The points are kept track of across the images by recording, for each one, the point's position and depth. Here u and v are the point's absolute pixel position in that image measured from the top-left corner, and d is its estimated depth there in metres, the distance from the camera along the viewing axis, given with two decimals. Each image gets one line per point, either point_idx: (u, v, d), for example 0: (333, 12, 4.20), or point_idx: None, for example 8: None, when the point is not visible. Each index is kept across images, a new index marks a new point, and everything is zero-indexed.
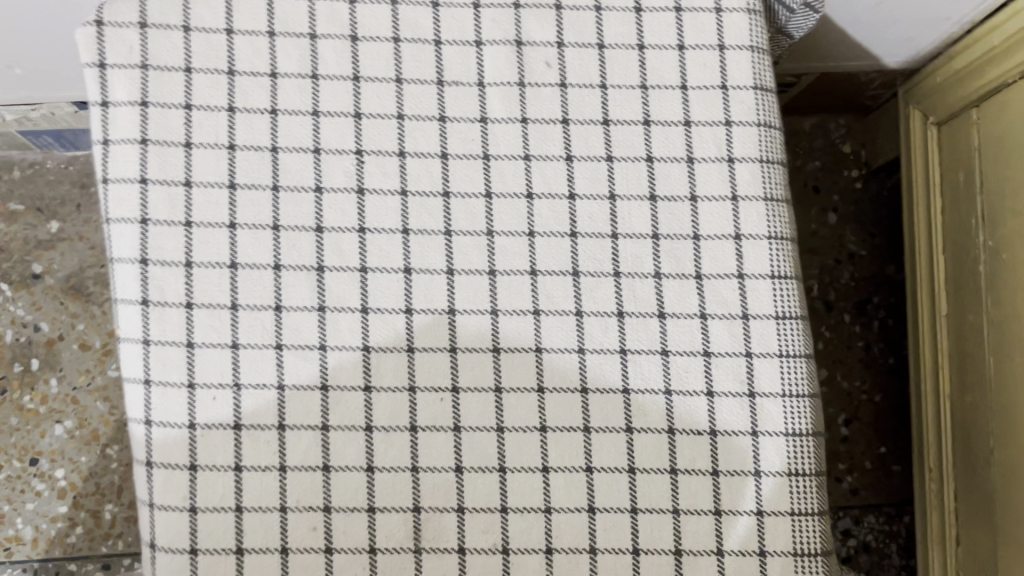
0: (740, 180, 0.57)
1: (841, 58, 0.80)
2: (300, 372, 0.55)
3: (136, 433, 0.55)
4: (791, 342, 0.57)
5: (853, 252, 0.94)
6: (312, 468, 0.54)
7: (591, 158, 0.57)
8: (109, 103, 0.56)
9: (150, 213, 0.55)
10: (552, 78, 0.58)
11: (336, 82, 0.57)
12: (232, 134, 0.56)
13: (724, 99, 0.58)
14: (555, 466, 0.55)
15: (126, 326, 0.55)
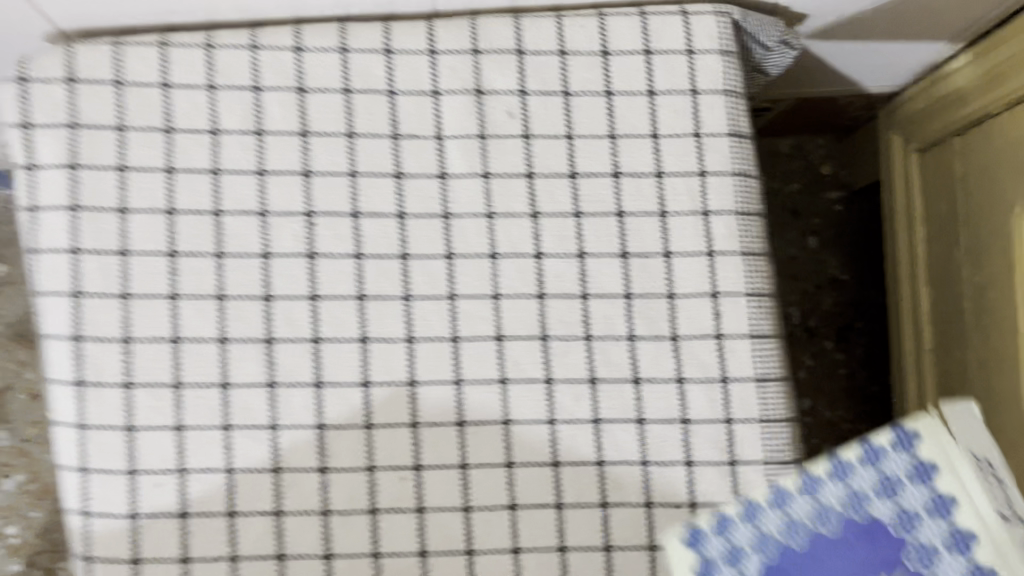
0: (717, 234, 0.54)
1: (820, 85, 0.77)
2: (251, 455, 0.51)
3: (75, 524, 0.51)
4: (774, 406, 0.53)
5: (833, 276, 0.91)
6: (267, 556, 0.51)
7: (559, 215, 0.54)
8: (35, 166, 0.52)
9: (84, 286, 0.51)
10: (515, 129, 0.54)
11: (282, 138, 0.53)
12: (171, 197, 0.52)
13: (698, 148, 0.55)
14: (526, 546, 0.52)
15: (61, 408, 0.51)
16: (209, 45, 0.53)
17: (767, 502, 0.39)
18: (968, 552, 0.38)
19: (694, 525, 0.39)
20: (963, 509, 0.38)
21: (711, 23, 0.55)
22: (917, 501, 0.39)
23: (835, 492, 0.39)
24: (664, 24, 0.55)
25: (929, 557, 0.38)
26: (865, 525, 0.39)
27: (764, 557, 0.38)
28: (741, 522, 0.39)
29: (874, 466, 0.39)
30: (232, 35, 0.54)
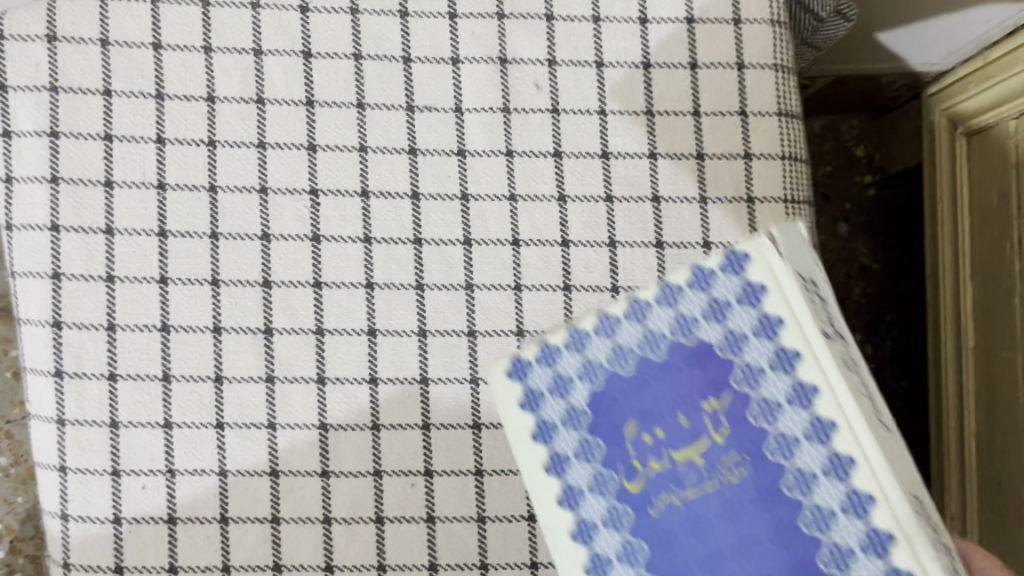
0: (762, 224, 0.49)
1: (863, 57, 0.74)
2: (246, 456, 0.46)
3: (52, 528, 0.46)
4: None
5: (864, 265, 0.85)
6: (262, 568, 0.46)
7: (589, 198, 0.49)
8: (12, 133, 0.46)
9: (64, 266, 0.46)
10: (543, 103, 0.49)
11: (285, 107, 0.48)
12: (162, 171, 0.47)
13: (743, 128, 0.49)
14: (545, 561, 0.47)
15: (37, 401, 0.46)
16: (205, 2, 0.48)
17: (611, 318, 0.32)
18: (802, 404, 0.31)
19: (516, 354, 0.32)
20: (809, 364, 0.31)
21: None
22: (767, 323, 0.31)
23: (665, 317, 0.32)
24: None
25: (762, 406, 0.31)
26: (693, 349, 0.32)
27: (593, 386, 0.32)
28: (588, 339, 0.32)
29: (705, 292, 0.32)
30: None
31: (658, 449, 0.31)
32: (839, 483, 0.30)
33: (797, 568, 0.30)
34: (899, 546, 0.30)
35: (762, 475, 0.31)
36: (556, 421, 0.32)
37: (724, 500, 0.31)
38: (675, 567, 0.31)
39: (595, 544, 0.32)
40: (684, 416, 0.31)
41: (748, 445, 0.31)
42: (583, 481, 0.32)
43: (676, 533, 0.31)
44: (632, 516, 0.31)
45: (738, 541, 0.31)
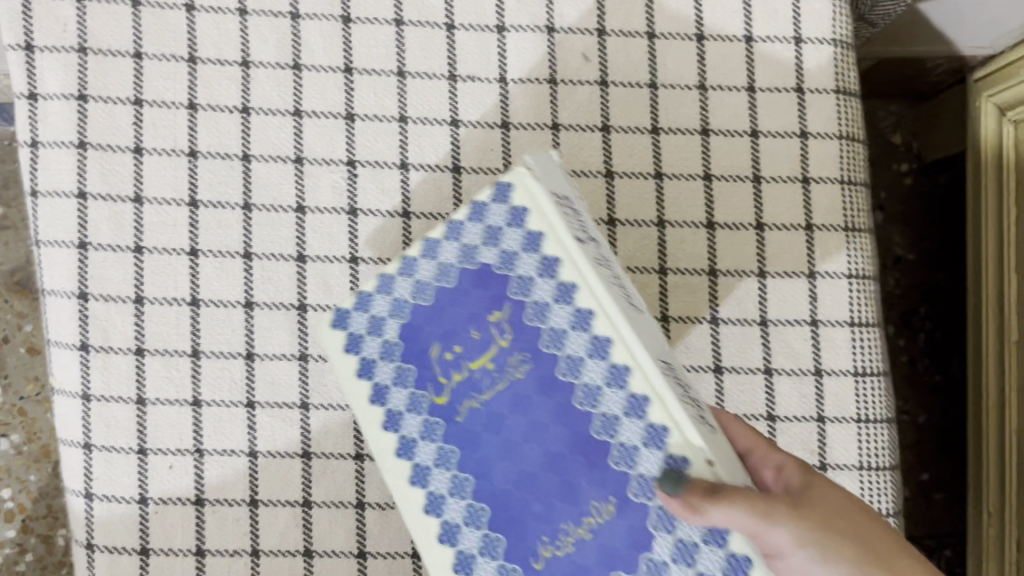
0: (817, 206, 0.47)
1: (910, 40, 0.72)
2: (277, 436, 0.45)
3: (75, 508, 0.44)
4: (872, 405, 0.47)
5: (898, 256, 0.83)
6: (292, 553, 0.45)
7: (638, 175, 0.47)
8: (38, 95, 0.44)
9: (91, 236, 0.44)
10: (592, 75, 0.47)
11: (322, 74, 0.46)
12: (193, 138, 0.45)
13: (799, 106, 0.47)
14: None
15: (60, 376, 0.44)
16: None
17: (411, 257, 0.35)
18: (566, 300, 0.33)
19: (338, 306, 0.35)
20: (585, 285, 0.33)
21: None
22: (530, 239, 0.34)
23: (453, 251, 0.34)
24: None
25: (535, 307, 0.33)
26: (478, 272, 0.34)
27: (402, 320, 0.34)
28: (392, 280, 0.34)
29: (481, 224, 0.34)
30: None
31: (456, 362, 0.33)
32: (620, 392, 0.32)
33: (577, 446, 0.32)
34: (657, 408, 0.31)
35: (542, 365, 0.33)
36: (375, 354, 0.34)
37: (513, 395, 0.33)
38: (481, 464, 0.33)
39: (416, 457, 0.33)
40: (474, 329, 0.34)
41: (528, 343, 0.33)
42: (402, 405, 0.34)
43: (478, 433, 0.33)
44: (443, 426, 0.33)
45: (528, 428, 0.33)
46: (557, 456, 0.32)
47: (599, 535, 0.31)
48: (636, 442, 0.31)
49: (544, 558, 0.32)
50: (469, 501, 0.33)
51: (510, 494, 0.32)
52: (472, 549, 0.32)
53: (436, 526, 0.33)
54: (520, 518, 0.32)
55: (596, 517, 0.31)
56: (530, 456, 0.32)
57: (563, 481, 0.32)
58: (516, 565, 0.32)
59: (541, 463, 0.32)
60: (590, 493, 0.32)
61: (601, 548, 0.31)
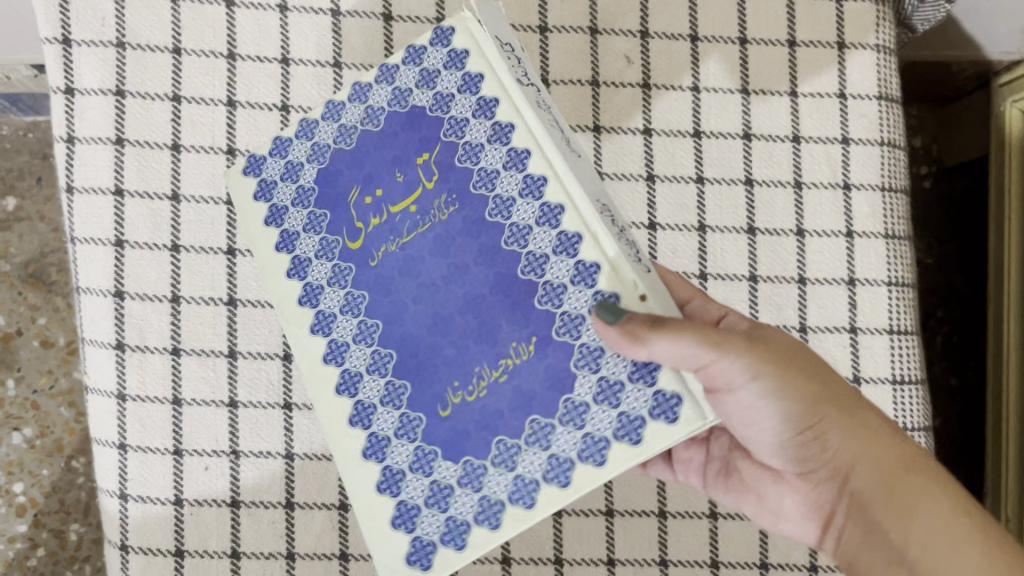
0: (857, 212, 0.47)
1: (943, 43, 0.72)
2: (314, 438, 0.44)
3: (109, 508, 0.44)
4: (911, 414, 0.47)
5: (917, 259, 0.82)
6: (328, 556, 0.44)
7: (679, 179, 0.46)
8: (76, 91, 0.44)
9: (128, 233, 0.44)
10: (634, 76, 0.47)
11: (362, 73, 0.45)
12: (232, 136, 0.44)
13: (842, 111, 0.47)
14: (622, 558, 0.45)
15: (96, 374, 0.44)
16: None
17: (336, 104, 0.36)
18: (501, 141, 0.33)
19: (254, 152, 0.36)
20: (508, 114, 0.33)
21: None
22: (468, 81, 0.34)
23: (382, 94, 0.35)
24: None
25: (467, 148, 0.33)
26: (407, 115, 0.35)
27: (321, 165, 0.36)
28: (315, 126, 0.36)
29: (416, 66, 0.35)
30: None
31: (377, 206, 0.34)
32: (550, 228, 0.32)
33: (498, 287, 0.32)
34: (587, 244, 0.31)
35: (467, 207, 0.33)
36: (288, 200, 0.36)
37: (434, 237, 0.33)
38: (393, 308, 0.34)
39: (321, 303, 0.35)
40: (399, 171, 0.34)
41: (454, 184, 0.33)
42: (311, 250, 0.35)
43: (391, 274, 0.34)
44: (355, 270, 0.34)
45: (447, 270, 0.33)
46: (477, 297, 0.32)
47: (515, 378, 0.32)
48: (563, 280, 0.32)
49: (452, 404, 0.32)
50: (374, 347, 0.34)
51: (421, 338, 0.33)
52: (374, 398, 0.33)
53: (336, 373, 0.34)
54: (427, 360, 0.33)
55: (512, 355, 0.32)
56: (447, 299, 0.33)
57: (479, 323, 0.32)
58: (419, 414, 0.33)
59: (458, 304, 0.33)
60: (508, 332, 0.32)
61: (516, 390, 0.32)
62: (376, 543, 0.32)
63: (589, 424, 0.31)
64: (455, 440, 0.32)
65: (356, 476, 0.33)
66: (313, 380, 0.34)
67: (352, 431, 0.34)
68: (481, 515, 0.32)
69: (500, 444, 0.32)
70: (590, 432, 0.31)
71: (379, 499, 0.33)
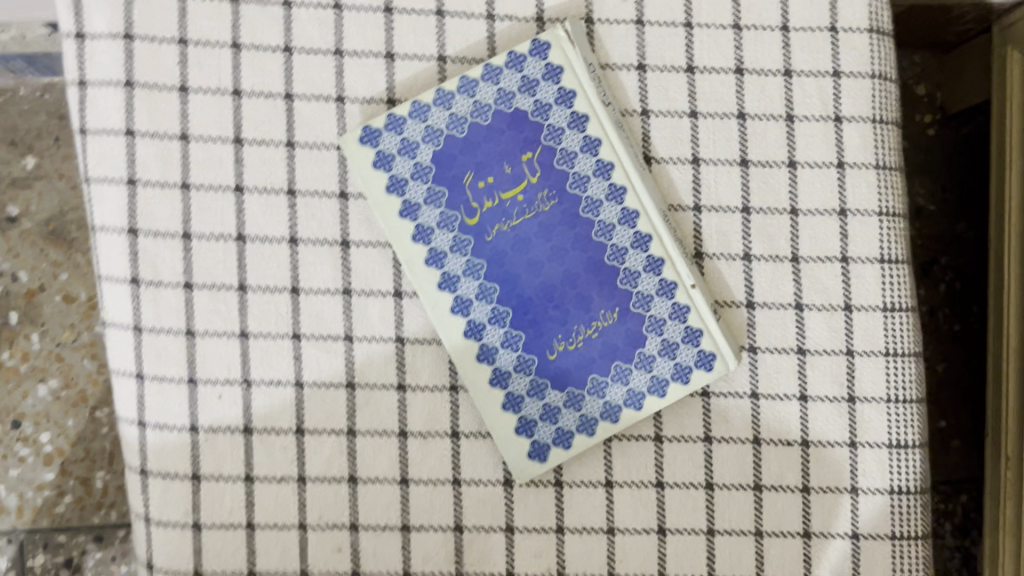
0: (848, 143, 0.48)
1: None
2: (322, 367, 0.46)
3: (129, 436, 0.46)
4: (899, 339, 0.48)
5: (920, 206, 0.85)
6: (337, 480, 0.46)
7: (672, 114, 0.47)
8: (86, 35, 0.45)
9: (139, 172, 0.45)
10: (628, 14, 0.47)
11: (363, 14, 0.46)
12: (237, 77, 0.46)
13: (833, 44, 0.48)
14: (620, 480, 0.47)
15: (112, 309, 0.46)
16: None
17: (446, 94, 0.45)
18: (591, 152, 0.46)
19: (371, 125, 0.45)
20: (593, 123, 0.46)
21: None
22: (563, 95, 0.46)
23: (488, 90, 0.45)
24: None
25: (564, 153, 0.46)
26: (512, 114, 0.46)
27: (436, 147, 0.45)
28: (428, 110, 0.45)
29: (519, 72, 0.46)
30: None
31: (490, 191, 0.45)
32: (630, 227, 0.46)
33: (591, 267, 0.46)
34: (656, 243, 0.46)
35: (565, 203, 0.46)
36: (407, 173, 0.45)
37: (540, 223, 0.45)
38: (506, 276, 0.45)
39: (446, 266, 0.45)
40: (508, 164, 0.45)
41: (554, 183, 0.46)
42: (432, 221, 0.45)
43: (507, 249, 0.45)
44: (473, 242, 0.45)
45: (551, 251, 0.45)
46: (575, 275, 0.46)
47: (604, 334, 0.46)
48: (639, 268, 0.46)
49: (558, 350, 0.45)
50: (493, 306, 0.45)
51: (532, 301, 0.45)
52: (496, 342, 0.45)
53: (464, 323, 0.45)
54: (539, 319, 0.45)
55: (602, 321, 0.46)
56: (553, 274, 0.45)
57: (579, 294, 0.46)
58: (533, 355, 0.45)
59: (562, 279, 0.45)
60: (600, 303, 0.46)
61: (604, 343, 0.46)
62: (505, 447, 0.45)
63: (656, 369, 0.46)
64: (561, 376, 0.46)
65: (484, 399, 0.45)
66: (445, 327, 0.45)
67: (480, 364, 0.45)
68: (582, 426, 0.46)
69: (594, 379, 0.46)
70: (656, 374, 0.46)
71: (506, 415, 0.46)
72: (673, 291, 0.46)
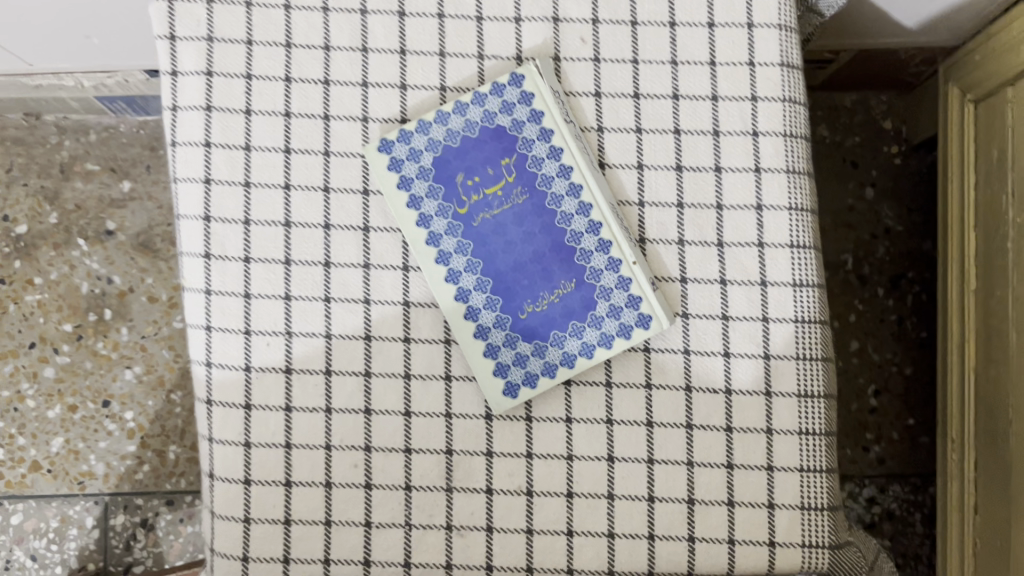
0: (764, 153, 0.60)
1: (876, 35, 0.83)
2: (346, 322, 0.59)
3: (199, 375, 0.60)
4: (807, 308, 0.60)
5: (889, 227, 0.96)
6: (356, 411, 0.59)
7: (621, 130, 0.60)
8: (178, 73, 0.60)
9: (213, 173, 0.60)
10: (587, 53, 0.61)
11: (384, 55, 0.61)
12: (288, 102, 0.61)
13: (751, 76, 0.61)
14: (577, 417, 0.59)
15: (190, 277, 0.60)
16: None
17: (444, 114, 0.59)
18: (556, 159, 0.59)
19: (387, 138, 0.59)
20: (557, 137, 0.59)
21: None
22: (534, 114, 0.59)
23: (476, 111, 0.59)
24: None
25: (534, 159, 0.59)
26: (494, 130, 0.59)
27: (435, 154, 0.59)
28: (430, 127, 0.59)
29: (499, 97, 0.59)
30: None
31: (476, 188, 0.59)
32: (585, 217, 0.59)
33: (554, 248, 0.59)
34: (606, 229, 0.58)
35: (535, 198, 0.59)
36: (413, 174, 0.59)
37: (515, 213, 0.59)
38: (488, 253, 0.59)
39: (441, 245, 0.59)
40: (491, 168, 0.59)
41: (526, 182, 0.59)
42: (432, 210, 0.59)
43: (489, 232, 0.59)
44: (463, 227, 0.59)
45: (523, 234, 0.59)
46: (542, 253, 0.59)
47: (563, 299, 0.58)
48: (592, 248, 0.58)
49: (528, 311, 0.58)
50: (478, 276, 0.59)
51: (508, 273, 0.59)
52: (479, 304, 0.58)
53: (454, 289, 0.58)
54: (513, 287, 0.58)
55: (563, 289, 0.58)
56: (524, 252, 0.59)
57: (544, 268, 0.59)
58: (508, 315, 0.58)
59: (531, 256, 0.59)
60: (561, 275, 0.58)
61: (564, 306, 0.58)
62: (485, 386, 0.58)
63: (604, 327, 0.58)
64: (529, 331, 0.58)
65: (469, 348, 0.58)
66: (439, 292, 0.59)
67: (466, 321, 0.58)
68: (546, 371, 0.58)
69: (555, 334, 0.58)
70: (605, 331, 0.58)
71: (485, 361, 0.58)
72: (618, 266, 0.58)
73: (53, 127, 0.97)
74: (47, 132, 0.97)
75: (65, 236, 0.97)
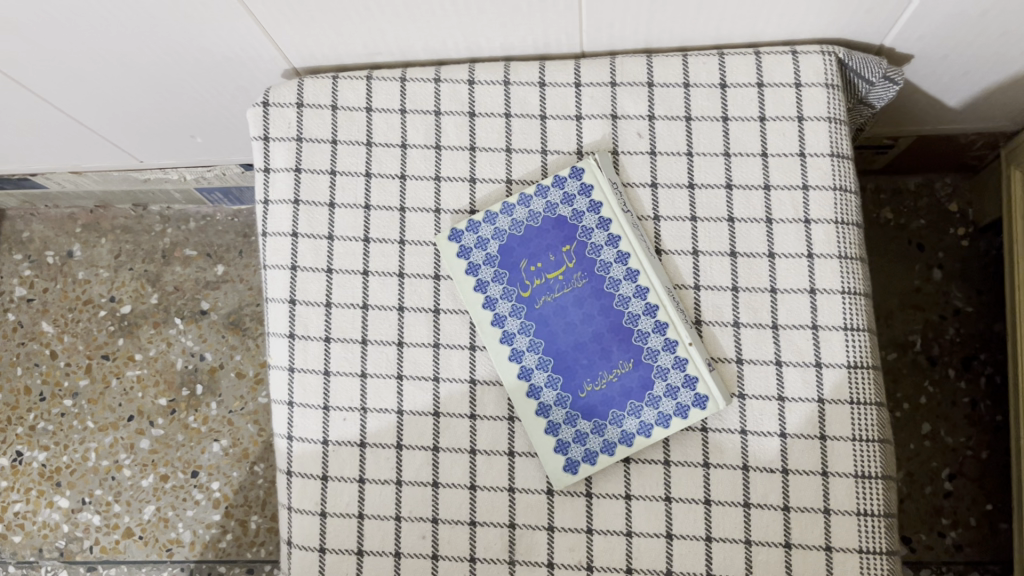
0: (816, 239, 0.63)
1: (933, 122, 0.85)
2: (416, 399, 0.63)
3: (281, 446, 0.65)
4: (862, 390, 0.61)
5: (958, 308, 0.96)
6: (424, 483, 0.62)
7: (677, 219, 0.64)
8: (270, 169, 0.67)
9: (299, 261, 0.66)
10: (643, 147, 0.65)
11: (455, 151, 0.66)
12: (368, 196, 0.66)
13: (802, 165, 0.64)
14: (636, 494, 0.61)
15: (276, 355, 0.66)
16: (402, 78, 0.67)
17: (509, 206, 0.64)
18: (614, 245, 0.62)
19: (457, 228, 0.64)
20: (616, 224, 0.63)
21: (817, 61, 0.64)
22: (593, 205, 0.63)
23: (540, 202, 0.64)
24: (776, 62, 0.65)
25: (593, 246, 0.63)
26: (556, 219, 0.63)
27: (501, 242, 0.64)
28: (497, 217, 0.64)
29: (561, 189, 0.64)
30: (421, 71, 0.68)
31: (539, 273, 0.63)
32: (642, 299, 0.62)
33: (612, 329, 0.62)
34: (662, 312, 0.61)
35: (594, 281, 0.62)
36: (480, 260, 0.63)
37: (575, 296, 0.62)
38: (550, 333, 0.62)
39: (506, 326, 0.63)
40: (552, 254, 0.63)
41: (586, 266, 0.62)
42: (497, 294, 0.63)
43: (550, 314, 0.62)
44: (526, 309, 0.63)
45: (583, 316, 0.62)
46: (600, 334, 0.62)
47: (622, 378, 0.61)
48: (649, 329, 0.61)
49: (587, 390, 0.61)
50: (540, 355, 0.62)
51: (569, 353, 0.62)
52: (541, 382, 0.62)
53: (517, 367, 0.62)
54: (573, 366, 0.62)
55: (621, 369, 0.61)
56: (584, 333, 0.62)
57: (603, 348, 0.62)
58: (568, 394, 0.61)
59: (590, 336, 0.62)
60: (619, 355, 0.61)
61: (622, 385, 0.61)
62: (546, 461, 0.61)
63: (662, 406, 0.60)
64: (588, 409, 0.61)
65: (532, 424, 0.61)
66: (504, 370, 0.62)
67: (529, 398, 0.62)
68: (604, 448, 0.60)
69: (613, 413, 0.61)
70: (662, 410, 0.60)
71: (547, 438, 0.61)
72: (674, 347, 0.61)
73: (158, 217, 1.07)
74: (153, 221, 1.07)
75: (164, 316, 1.04)
